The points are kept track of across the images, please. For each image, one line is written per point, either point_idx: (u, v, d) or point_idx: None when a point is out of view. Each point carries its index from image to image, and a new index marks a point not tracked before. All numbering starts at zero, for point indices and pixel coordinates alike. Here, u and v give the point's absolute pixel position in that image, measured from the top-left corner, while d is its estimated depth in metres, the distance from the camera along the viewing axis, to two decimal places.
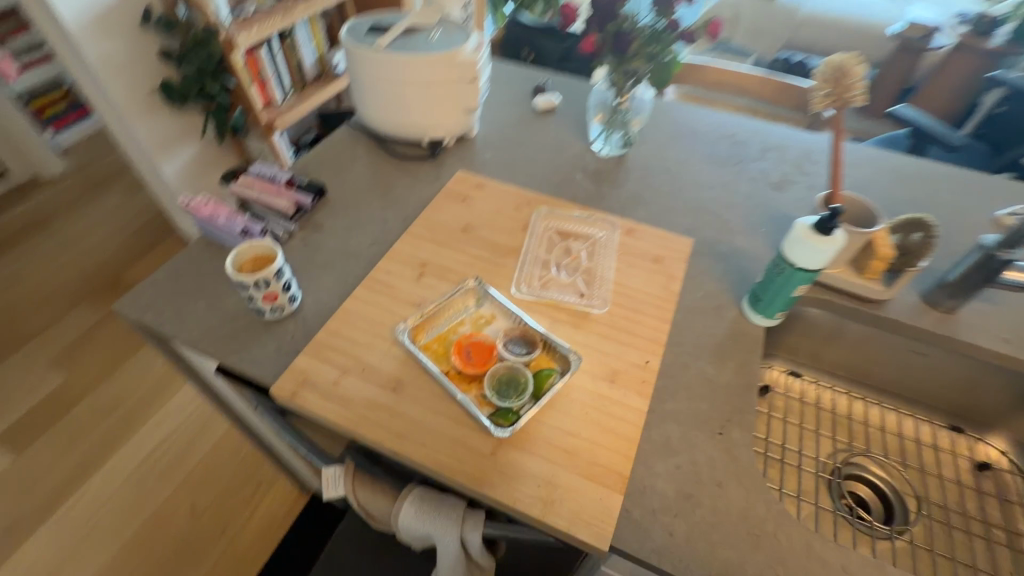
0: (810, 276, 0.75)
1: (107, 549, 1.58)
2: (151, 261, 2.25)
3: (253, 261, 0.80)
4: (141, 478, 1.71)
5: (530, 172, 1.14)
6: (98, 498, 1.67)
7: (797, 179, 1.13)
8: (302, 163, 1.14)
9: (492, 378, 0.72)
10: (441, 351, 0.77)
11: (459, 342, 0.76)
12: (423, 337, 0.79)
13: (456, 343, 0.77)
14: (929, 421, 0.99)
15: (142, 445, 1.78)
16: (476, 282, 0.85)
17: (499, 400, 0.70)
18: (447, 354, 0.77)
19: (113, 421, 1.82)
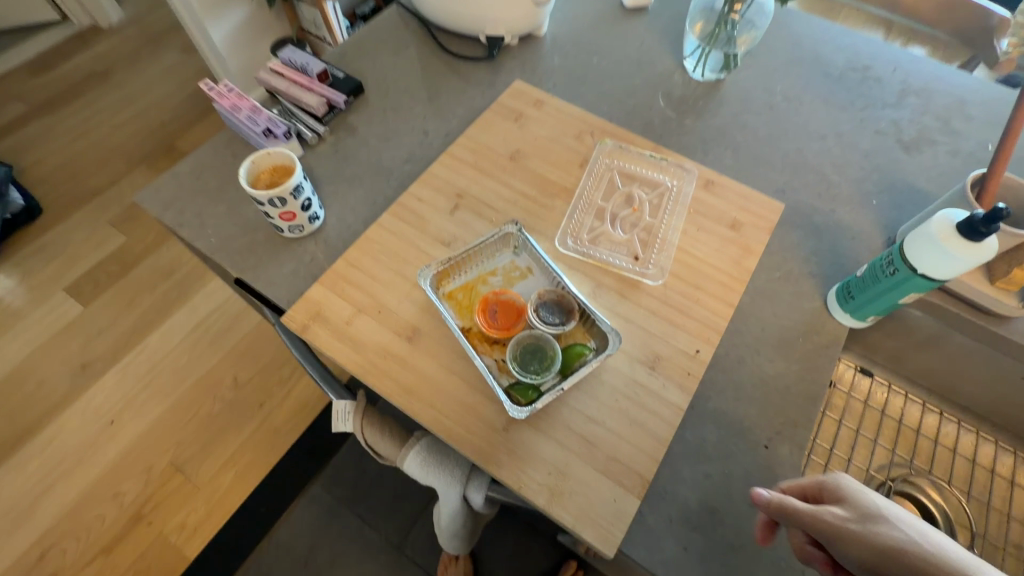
0: (931, 285, 0.59)
1: (158, 405, 1.62)
2: (205, 128, 2.14)
3: (271, 172, 0.71)
4: (190, 346, 1.71)
5: (602, 91, 0.95)
6: (154, 354, 1.70)
7: (937, 139, 0.90)
8: (341, 50, 0.99)
9: (515, 347, 0.65)
10: (466, 305, 0.70)
11: (485, 300, 0.68)
12: (448, 284, 0.71)
13: (482, 300, 0.68)
14: (1013, 451, 0.86)
15: (191, 315, 1.77)
16: (515, 229, 0.72)
17: (521, 374, 0.62)
18: (471, 310, 0.69)
19: (166, 289, 1.81)
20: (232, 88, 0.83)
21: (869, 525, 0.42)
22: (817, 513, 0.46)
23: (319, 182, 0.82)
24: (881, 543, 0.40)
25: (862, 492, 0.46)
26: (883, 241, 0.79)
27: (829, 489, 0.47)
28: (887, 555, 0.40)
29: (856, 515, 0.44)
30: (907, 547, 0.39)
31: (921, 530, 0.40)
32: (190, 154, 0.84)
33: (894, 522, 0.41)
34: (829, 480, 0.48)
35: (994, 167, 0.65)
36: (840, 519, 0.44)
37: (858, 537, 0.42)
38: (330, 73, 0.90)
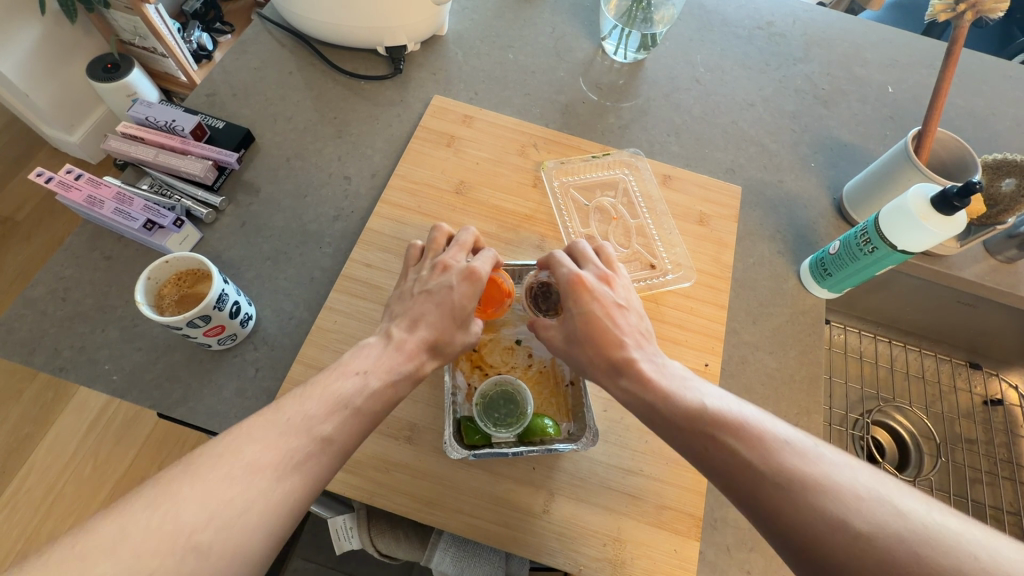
0: (904, 257, 0.62)
1: None
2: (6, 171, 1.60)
3: (177, 281, 0.56)
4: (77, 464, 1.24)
5: (528, 91, 0.87)
6: (22, 489, 1.20)
7: (848, 88, 0.93)
8: (209, 91, 0.81)
9: (498, 383, 0.59)
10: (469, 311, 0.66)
11: None
12: None
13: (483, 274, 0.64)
14: (949, 358, 0.97)
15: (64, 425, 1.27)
16: None
17: (481, 416, 0.57)
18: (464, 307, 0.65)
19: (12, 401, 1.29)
20: (79, 174, 0.63)
21: (569, 341, 0.54)
22: (545, 329, 0.56)
23: (235, 269, 0.67)
24: (573, 354, 0.53)
25: (578, 305, 0.53)
26: (829, 202, 0.82)
27: (563, 287, 0.55)
28: (577, 356, 0.53)
29: (565, 335, 0.54)
30: (585, 355, 0.52)
31: (606, 345, 0.51)
32: (48, 269, 0.64)
33: (581, 342, 0.52)
34: (568, 280, 0.54)
35: (927, 123, 0.68)
36: (553, 334, 0.55)
37: (562, 349, 0.55)
38: (204, 124, 0.73)
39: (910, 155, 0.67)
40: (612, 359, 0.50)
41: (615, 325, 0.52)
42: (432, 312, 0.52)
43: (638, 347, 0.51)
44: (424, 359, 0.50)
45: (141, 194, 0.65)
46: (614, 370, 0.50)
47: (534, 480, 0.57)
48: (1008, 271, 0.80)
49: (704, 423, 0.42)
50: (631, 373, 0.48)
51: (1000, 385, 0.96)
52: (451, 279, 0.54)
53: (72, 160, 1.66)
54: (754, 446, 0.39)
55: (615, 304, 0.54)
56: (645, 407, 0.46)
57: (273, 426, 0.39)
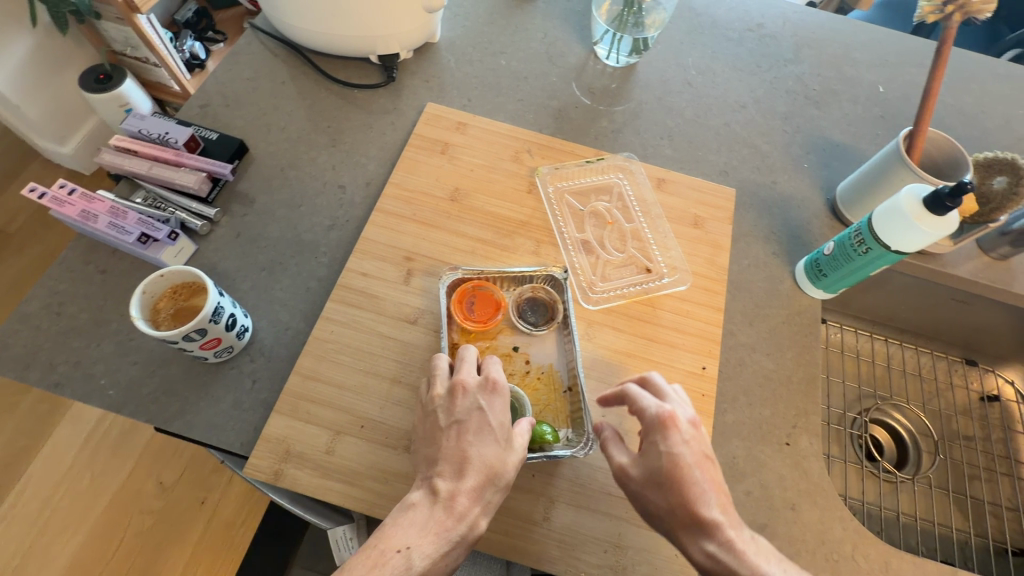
0: (898, 257, 0.62)
1: (58, 561, 1.15)
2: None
3: (172, 295, 0.56)
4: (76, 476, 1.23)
5: (521, 96, 0.87)
6: (20, 504, 1.20)
7: (838, 89, 0.94)
8: (201, 101, 0.81)
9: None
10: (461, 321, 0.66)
11: (463, 289, 0.65)
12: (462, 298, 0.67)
13: (473, 286, 0.66)
14: (945, 355, 0.97)
15: (62, 438, 1.27)
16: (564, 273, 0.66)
17: None
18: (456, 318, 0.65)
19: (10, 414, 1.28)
20: (73, 189, 0.63)
21: (644, 483, 0.48)
22: (618, 462, 0.50)
23: (231, 280, 0.67)
24: (650, 499, 0.48)
25: (668, 452, 0.47)
26: (823, 203, 0.82)
27: (649, 422, 0.49)
28: (653, 503, 0.48)
29: (642, 474, 0.49)
30: (665, 505, 0.47)
31: (697, 501, 0.46)
32: (41, 284, 0.64)
33: (662, 492, 0.47)
34: (658, 417, 0.48)
35: (919, 124, 0.68)
36: (628, 465, 0.50)
37: (633, 488, 0.49)
38: (197, 136, 0.72)
39: (903, 156, 0.68)
40: (702, 519, 0.45)
41: (706, 477, 0.47)
42: (474, 450, 0.47)
43: (726, 510, 0.46)
44: (478, 505, 0.45)
45: (135, 207, 0.65)
46: (699, 532, 0.46)
47: (534, 487, 0.57)
48: (1002, 268, 0.81)
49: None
50: (712, 535, 0.45)
51: (996, 381, 0.96)
52: (477, 400, 0.50)
53: (65, 171, 1.65)
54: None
55: (704, 451, 0.49)
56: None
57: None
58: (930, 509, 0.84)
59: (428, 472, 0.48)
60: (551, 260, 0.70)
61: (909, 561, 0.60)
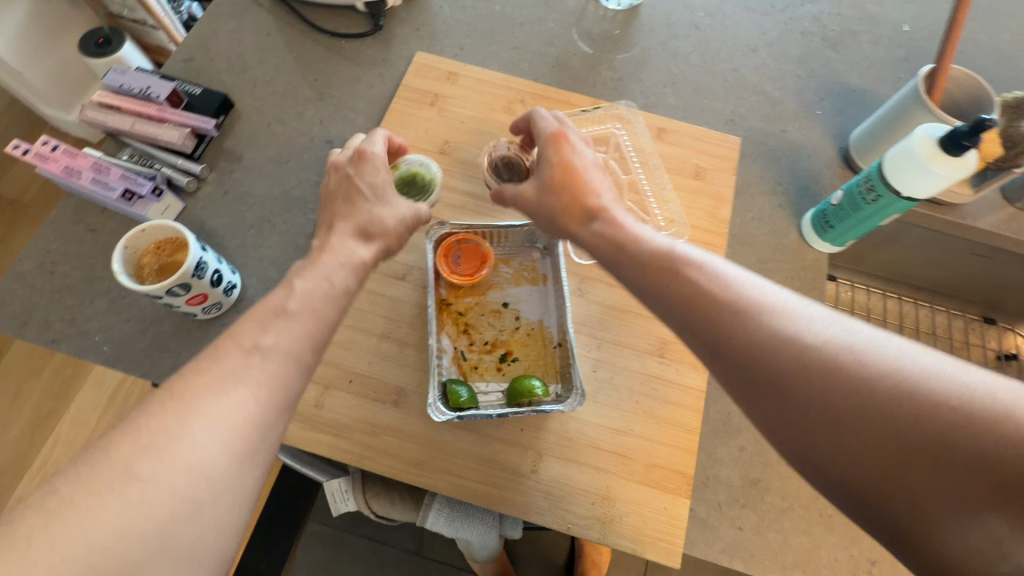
0: (910, 205, 0.58)
1: None
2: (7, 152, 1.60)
3: (156, 251, 0.56)
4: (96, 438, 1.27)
5: (516, 44, 0.83)
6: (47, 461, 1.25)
7: (859, 28, 0.87)
8: (185, 56, 0.78)
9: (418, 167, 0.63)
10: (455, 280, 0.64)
11: (448, 244, 0.63)
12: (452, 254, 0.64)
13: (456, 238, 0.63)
14: (963, 314, 0.93)
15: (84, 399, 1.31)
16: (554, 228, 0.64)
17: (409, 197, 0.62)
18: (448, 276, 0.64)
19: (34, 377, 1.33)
20: (56, 145, 0.62)
21: (545, 188, 0.52)
22: (520, 188, 0.54)
23: (218, 238, 0.66)
24: (545, 202, 0.51)
25: (558, 150, 0.52)
26: (836, 151, 0.78)
27: (545, 141, 0.54)
28: (552, 204, 0.51)
29: (541, 185, 0.52)
30: (558, 202, 0.51)
31: (588, 187, 0.50)
32: (35, 244, 0.64)
33: (558, 189, 0.51)
34: (552, 135, 0.53)
35: (942, 60, 0.63)
36: (528, 189, 0.53)
37: (535, 202, 0.53)
38: (180, 91, 0.71)
39: (921, 97, 0.63)
40: (591, 207, 0.49)
41: (598, 177, 0.51)
42: (348, 210, 0.49)
43: (613, 202, 0.50)
44: (351, 243, 0.47)
45: (120, 164, 0.64)
46: (589, 218, 0.49)
47: (522, 441, 0.57)
48: None
49: (719, 308, 0.36)
50: (610, 225, 0.47)
51: (1015, 339, 0.92)
52: (347, 171, 0.51)
53: (71, 139, 1.65)
54: (783, 338, 0.34)
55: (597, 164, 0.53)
56: (611, 251, 0.46)
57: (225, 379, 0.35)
58: None
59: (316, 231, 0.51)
60: None
61: None
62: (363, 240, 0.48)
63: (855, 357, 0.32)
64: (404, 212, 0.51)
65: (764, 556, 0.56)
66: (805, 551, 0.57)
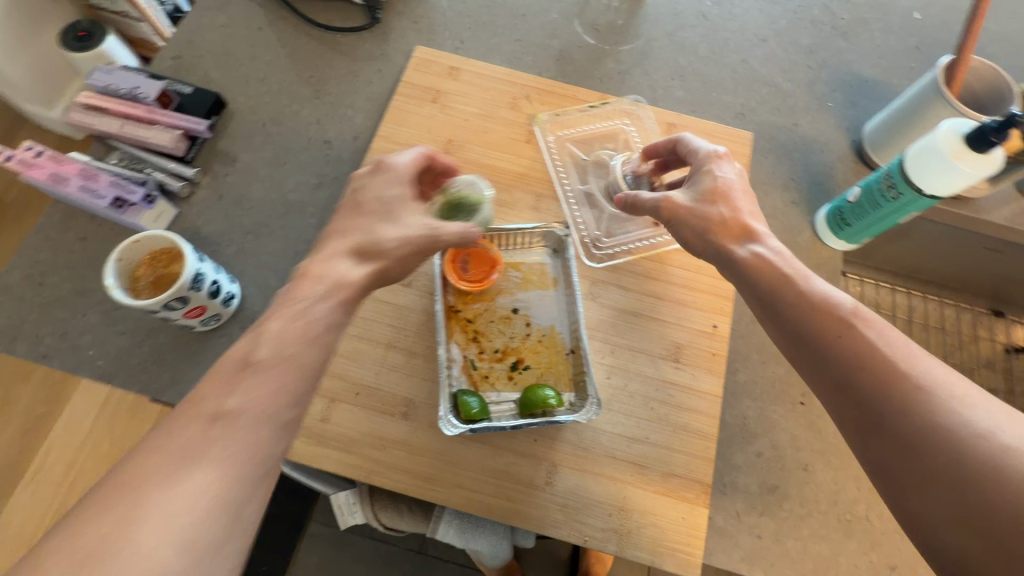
0: (931, 203, 0.56)
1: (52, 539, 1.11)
2: None
3: (151, 263, 0.53)
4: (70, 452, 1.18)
5: (518, 36, 0.80)
6: None
7: (870, 17, 0.85)
8: (173, 53, 0.75)
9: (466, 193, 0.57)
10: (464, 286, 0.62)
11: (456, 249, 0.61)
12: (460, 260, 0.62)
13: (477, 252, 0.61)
14: (971, 308, 0.92)
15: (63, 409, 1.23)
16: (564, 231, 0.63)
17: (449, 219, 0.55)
18: None
19: None
20: (40, 151, 0.59)
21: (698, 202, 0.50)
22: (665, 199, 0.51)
23: (214, 245, 0.64)
24: (695, 216, 0.49)
25: (713, 172, 0.51)
26: (849, 145, 0.76)
27: (699, 157, 0.53)
28: (706, 216, 0.49)
29: (694, 196, 0.50)
30: (713, 215, 0.49)
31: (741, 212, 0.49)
32: (22, 255, 0.62)
33: (714, 203, 0.49)
34: (706, 154, 0.53)
35: (962, 51, 0.61)
36: (675, 198, 0.51)
37: (684, 211, 0.50)
38: (170, 91, 0.67)
39: (941, 89, 0.61)
40: (748, 228, 0.47)
41: (746, 199, 0.50)
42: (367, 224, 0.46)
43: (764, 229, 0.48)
44: (341, 263, 0.43)
45: (109, 170, 0.61)
46: (745, 237, 0.47)
47: (536, 452, 0.55)
48: None
49: (883, 375, 0.35)
50: (750, 267, 0.45)
51: None
52: (360, 179, 0.49)
53: (54, 136, 1.60)
54: (956, 422, 0.31)
55: (744, 187, 0.51)
56: (748, 267, 0.45)
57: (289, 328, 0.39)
58: None
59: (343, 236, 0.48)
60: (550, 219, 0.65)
61: None
62: (356, 261, 0.44)
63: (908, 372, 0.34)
64: (412, 231, 0.47)
65: (783, 564, 0.55)
66: (825, 558, 0.56)
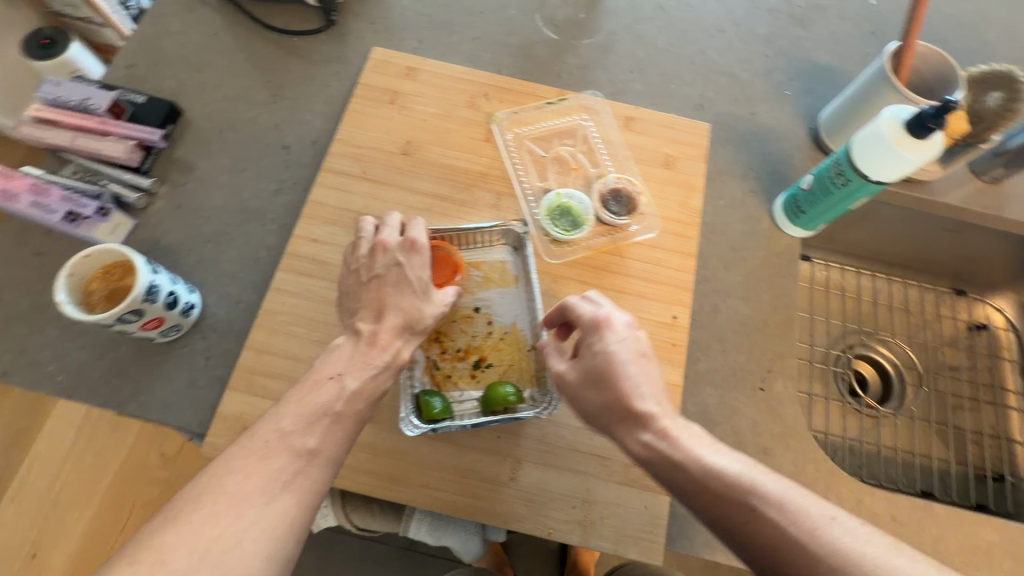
0: (879, 188, 0.57)
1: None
2: None
3: (105, 275, 0.53)
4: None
5: (477, 34, 0.80)
6: None
7: (825, 4, 0.86)
8: (126, 61, 0.74)
9: (568, 199, 0.66)
10: None
11: None
12: None
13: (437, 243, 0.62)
14: (934, 287, 0.93)
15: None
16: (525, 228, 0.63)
17: (557, 226, 0.64)
18: None
19: None
20: None
21: (583, 381, 0.48)
22: (561, 375, 0.50)
23: (173, 255, 0.63)
24: (587, 398, 0.47)
25: (603, 348, 0.47)
26: (806, 133, 0.77)
27: (585, 326, 0.49)
28: (592, 403, 0.47)
29: (583, 377, 0.48)
30: (602, 400, 0.46)
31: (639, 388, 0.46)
32: None
33: (602, 390, 0.46)
34: (593, 321, 0.49)
35: (907, 37, 0.62)
36: (565, 371, 0.49)
37: (575, 388, 0.48)
38: (123, 100, 0.66)
39: (888, 75, 0.62)
40: (636, 412, 0.44)
41: (637, 373, 0.46)
42: (393, 299, 0.51)
43: (657, 401, 0.45)
44: (398, 340, 0.49)
45: (61, 182, 0.61)
46: (633, 423, 0.44)
47: (500, 448, 0.56)
48: (995, 191, 0.78)
49: (776, 529, 0.36)
50: (638, 432, 0.44)
51: (986, 310, 0.92)
52: (395, 257, 0.53)
53: None
54: (836, 551, 0.34)
55: (639, 351, 0.48)
56: (656, 456, 0.43)
57: (298, 417, 0.41)
58: (912, 442, 0.82)
59: (350, 319, 0.51)
60: (510, 219, 0.65)
61: (882, 497, 0.60)
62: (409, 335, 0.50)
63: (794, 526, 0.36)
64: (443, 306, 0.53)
65: None
66: None
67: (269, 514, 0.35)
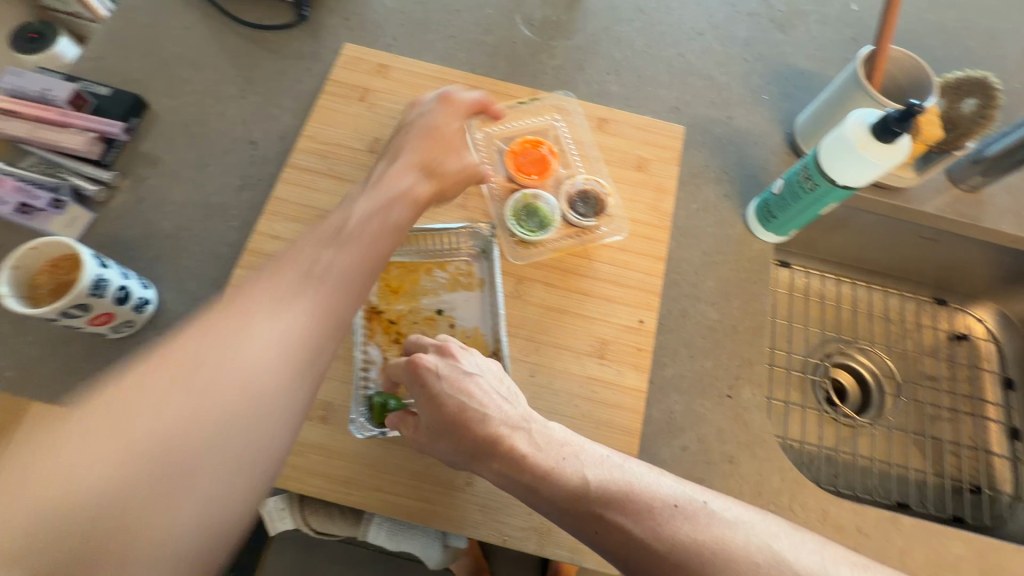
0: (848, 193, 0.56)
1: None
2: None
3: (52, 269, 0.52)
4: None
5: (453, 32, 0.79)
6: None
7: (807, 8, 0.85)
8: (94, 54, 0.73)
9: (535, 199, 0.65)
10: (392, 286, 0.61)
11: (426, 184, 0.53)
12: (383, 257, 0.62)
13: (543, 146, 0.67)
14: (915, 296, 0.91)
15: None
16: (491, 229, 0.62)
17: (523, 224, 0.63)
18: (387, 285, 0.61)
19: None
20: None
21: (433, 432, 0.47)
22: (411, 432, 0.49)
23: (132, 250, 0.62)
24: (437, 448, 0.47)
25: (437, 386, 0.47)
26: (782, 137, 0.76)
27: (419, 368, 0.48)
28: (443, 450, 0.46)
29: (432, 428, 0.47)
30: (450, 447, 0.46)
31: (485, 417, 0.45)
32: None
33: (448, 434, 0.45)
34: (419, 364, 0.48)
35: (880, 42, 0.61)
36: (415, 424, 0.49)
37: (425, 442, 0.48)
38: (85, 92, 0.65)
39: (860, 80, 0.61)
40: (485, 443, 0.43)
41: (478, 405, 0.45)
42: (417, 139, 0.56)
43: (504, 423, 0.45)
44: (418, 173, 0.53)
45: (15, 174, 0.59)
46: (485, 456, 0.44)
47: None
48: (973, 200, 0.77)
49: (633, 531, 0.35)
50: (493, 463, 0.43)
51: (966, 320, 0.91)
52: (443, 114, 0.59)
53: None
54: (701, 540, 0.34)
55: (470, 376, 0.48)
56: (518, 485, 0.42)
57: (368, 203, 0.47)
58: (888, 452, 0.80)
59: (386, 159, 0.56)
60: (478, 220, 0.64)
61: (849, 508, 0.58)
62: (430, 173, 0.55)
63: (647, 512, 0.36)
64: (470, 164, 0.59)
65: None
66: None
67: (346, 258, 0.41)
